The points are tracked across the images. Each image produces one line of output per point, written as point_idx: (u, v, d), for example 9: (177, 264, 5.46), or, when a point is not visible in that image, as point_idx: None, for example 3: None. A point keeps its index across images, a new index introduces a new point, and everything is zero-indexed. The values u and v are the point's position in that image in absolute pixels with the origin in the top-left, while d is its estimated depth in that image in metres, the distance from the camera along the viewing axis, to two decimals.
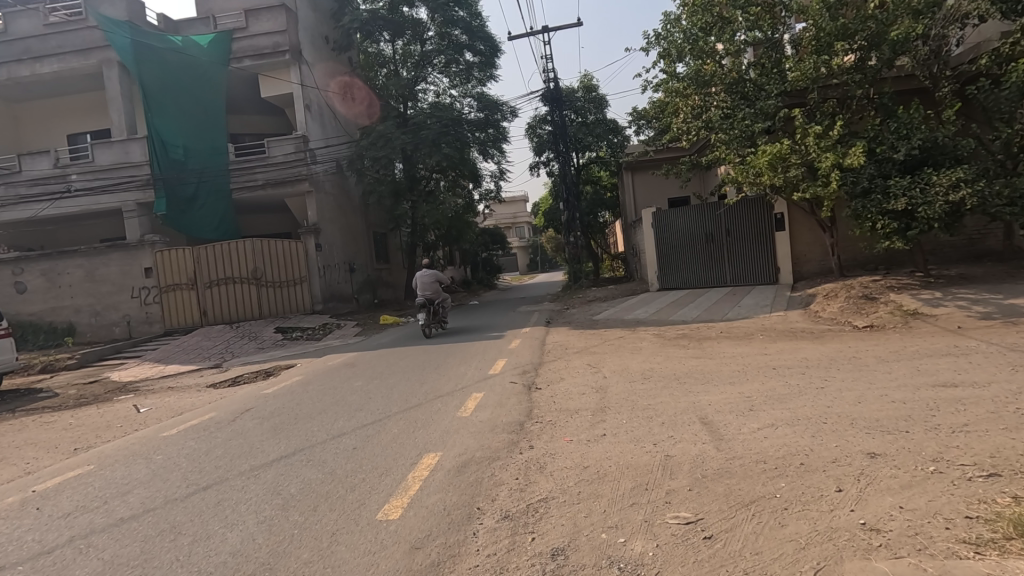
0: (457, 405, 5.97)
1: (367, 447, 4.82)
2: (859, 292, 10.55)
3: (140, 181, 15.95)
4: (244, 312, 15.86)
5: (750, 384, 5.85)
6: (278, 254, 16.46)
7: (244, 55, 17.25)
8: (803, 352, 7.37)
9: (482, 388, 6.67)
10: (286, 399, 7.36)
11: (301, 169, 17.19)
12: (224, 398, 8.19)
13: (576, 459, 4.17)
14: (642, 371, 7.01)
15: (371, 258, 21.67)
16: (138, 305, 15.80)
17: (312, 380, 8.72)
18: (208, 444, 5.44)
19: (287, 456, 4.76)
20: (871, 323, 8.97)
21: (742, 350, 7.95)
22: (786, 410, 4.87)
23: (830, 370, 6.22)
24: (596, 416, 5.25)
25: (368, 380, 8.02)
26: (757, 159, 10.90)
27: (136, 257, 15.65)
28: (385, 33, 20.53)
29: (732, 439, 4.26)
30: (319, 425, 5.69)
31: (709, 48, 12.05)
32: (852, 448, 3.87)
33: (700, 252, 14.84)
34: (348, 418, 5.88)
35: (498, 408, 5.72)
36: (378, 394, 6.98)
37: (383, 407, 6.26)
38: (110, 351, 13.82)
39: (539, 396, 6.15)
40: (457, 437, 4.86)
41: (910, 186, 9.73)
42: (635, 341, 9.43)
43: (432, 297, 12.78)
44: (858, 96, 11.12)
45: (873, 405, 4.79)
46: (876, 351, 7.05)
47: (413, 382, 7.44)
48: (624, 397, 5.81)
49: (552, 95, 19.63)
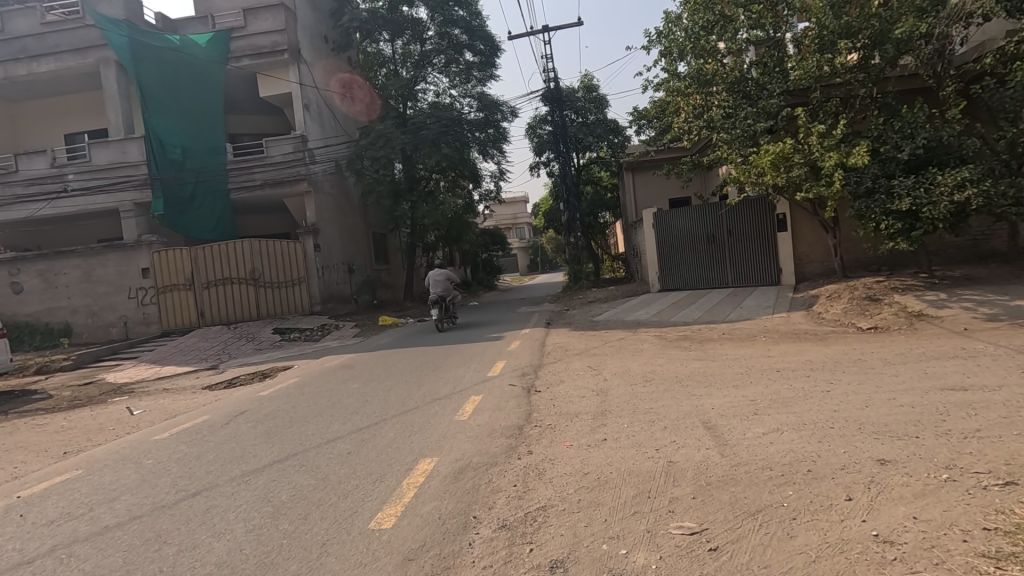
0: (455, 408, 5.85)
1: (362, 452, 4.70)
2: (863, 293, 10.43)
3: (137, 181, 15.84)
4: (242, 313, 15.76)
5: (754, 388, 5.72)
6: (277, 254, 16.35)
7: (242, 54, 17.11)
8: (808, 354, 7.24)
9: (481, 391, 6.55)
10: (282, 402, 7.24)
11: (299, 169, 17.07)
12: (219, 400, 8.08)
13: (576, 466, 4.05)
14: (643, 373, 6.87)
15: (370, 258, 21.55)
16: (135, 305, 15.68)
17: (308, 382, 8.60)
18: (200, 448, 5.32)
19: (280, 461, 4.64)
20: (874, 324, 8.86)
21: (745, 352, 7.81)
22: (792, 414, 4.74)
23: (835, 372, 6.09)
24: (598, 420, 5.12)
25: (365, 382, 7.90)
26: (759, 158, 10.79)
27: (133, 257, 15.53)
28: (384, 33, 20.45)
29: (737, 445, 4.14)
30: (314, 429, 5.58)
31: (710, 47, 11.95)
32: (861, 454, 3.75)
33: (701, 253, 14.77)
34: (343, 422, 5.77)
35: (496, 412, 5.59)
36: (374, 396, 6.86)
37: (379, 410, 6.14)
38: (107, 352, 13.71)
39: (538, 400, 6.02)
40: (455, 442, 4.73)
41: (914, 186, 9.60)
42: (636, 342, 9.31)
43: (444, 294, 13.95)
44: (861, 95, 11.00)
45: (882, 409, 4.66)
46: (882, 353, 6.92)
47: (411, 385, 7.32)
48: (626, 400, 5.69)
49: (552, 94, 19.53)
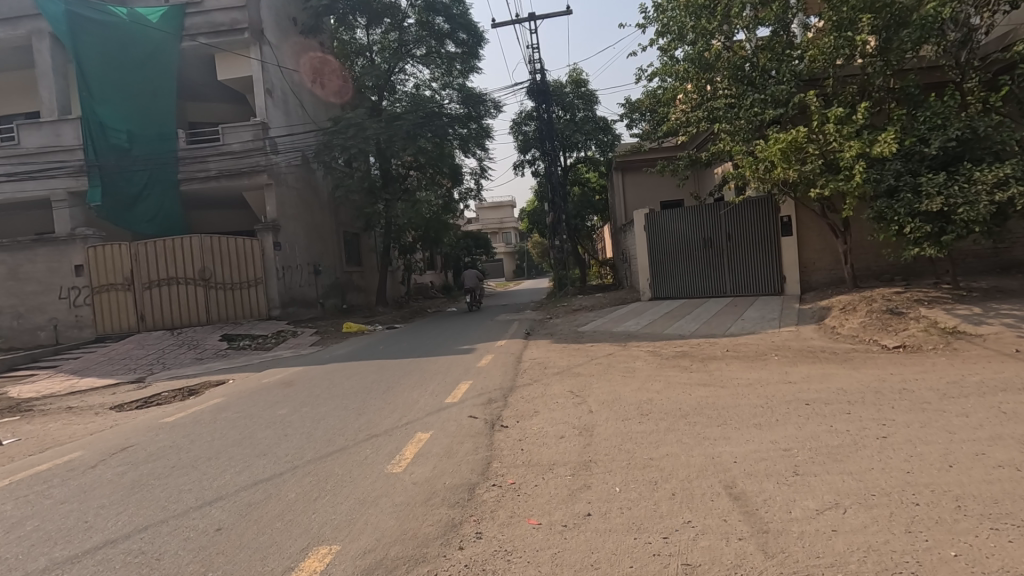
0: (392, 452, 4.44)
1: (234, 530, 3.24)
2: (882, 305, 9.19)
3: (71, 168, 14.19)
4: (188, 317, 14.21)
5: (782, 430, 4.35)
6: (231, 252, 14.78)
7: (198, 32, 15.64)
8: (837, 381, 5.88)
9: (431, 425, 5.14)
10: (183, 432, 5.73)
11: (259, 160, 15.59)
12: (116, 426, 6.53)
13: (545, 567, 2.64)
14: (636, 404, 5.45)
15: (340, 259, 20.03)
16: (66, 307, 14.02)
17: (231, 403, 7.11)
18: (25, 511, 3.81)
19: (113, 543, 3.17)
20: (902, 342, 7.62)
21: (757, 376, 6.43)
22: (851, 478, 3.37)
23: (885, 409, 4.73)
24: (577, 476, 3.73)
25: (296, 407, 6.42)
26: (768, 149, 9.52)
27: (65, 253, 13.84)
28: (359, 18, 19.06)
29: (784, 536, 2.76)
30: (193, 482, 4.12)
31: (713, 29, 10.76)
32: (984, 563, 2.42)
33: (695, 260, 13.55)
34: (237, 470, 4.29)
35: (444, 461, 4.15)
36: (297, 430, 5.38)
37: (295, 452, 4.68)
38: (24, 359, 12.05)
39: (502, 442, 4.58)
40: (372, 516, 3.28)
41: (946, 183, 8.35)
42: (626, 359, 7.98)
43: (474, 287, 19.59)
44: (879, 85, 9.84)
45: (976, 474, 3.29)
46: (925, 381, 5.63)
47: (349, 413, 5.86)
48: (616, 444, 4.31)
49: (537, 88, 18.17)
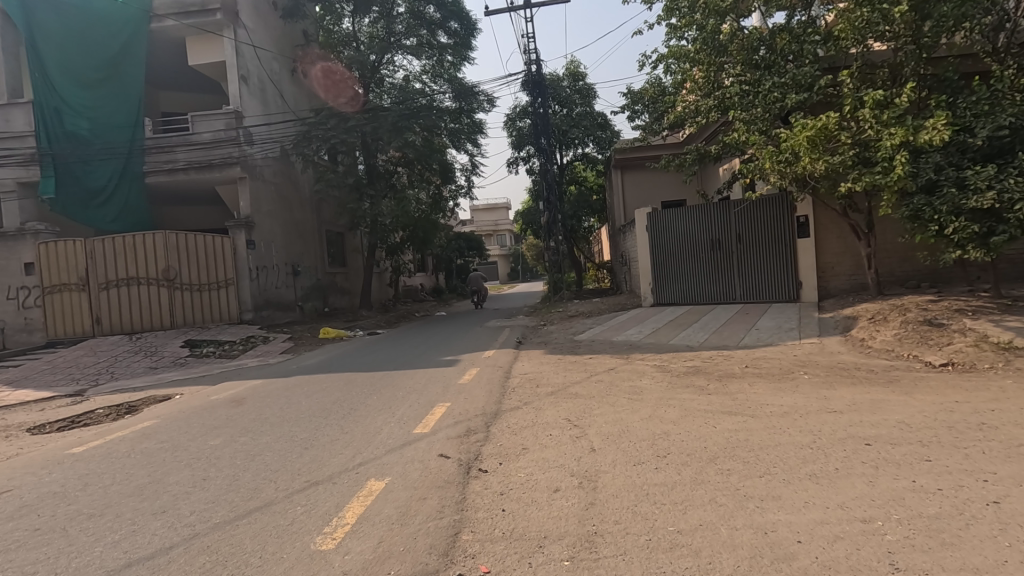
0: (329, 515, 3.29)
1: None
2: (919, 314, 8.15)
3: (22, 156, 13.28)
4: (148, 320, 13.00)
5: (849, 488, 3.25)
6: (199, 250, 13.58)
7: (166, 13, 14.37)
8: (893, 410, 4.81)
9: (389, 470, 4.00)
10: (83, 469, 4.59)
11: (231, 151, 14.39)
12: (15, 456, 5.37)
13: None
14: (648, 441, 4.36)
15: (321, 260, 18.90)
16: (15, 308, 13.05)
17: (162, 426, 5.97)
18: None
19: None
20: (950, 360, 6.58)
21: (792, 402, 5.33)
22: None
23: (975, 456, 3.65)
24: (578, 564, 2.63)
25: (233, 437, 5.25)
26: (793, 137, 8.41)
27: (14, 250, 12.81)
28: (347, 6, 18.00)
29: None
30: (43, 561, 2.97)
31: (726, 7, 9.67)
32: None
33: (700, 264, 12.48)
34: (114, 541, 3.14)
35: (395, 532, 3.01)
36: (222, 472, 4.23)
37: (205, 508, 3.53)
38: None
39: (477, 498, 3.45)
40: None
41: (999, 176, 7.30)
42: (630, 376, 6.90)
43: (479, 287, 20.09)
44: (912, 70, 8.83)
45: None
46: (1004, 413, 4.55)
47: (292, 449, 4.71)
48: (630, 506, 3.21)
49: (533, 80, 17.13)
